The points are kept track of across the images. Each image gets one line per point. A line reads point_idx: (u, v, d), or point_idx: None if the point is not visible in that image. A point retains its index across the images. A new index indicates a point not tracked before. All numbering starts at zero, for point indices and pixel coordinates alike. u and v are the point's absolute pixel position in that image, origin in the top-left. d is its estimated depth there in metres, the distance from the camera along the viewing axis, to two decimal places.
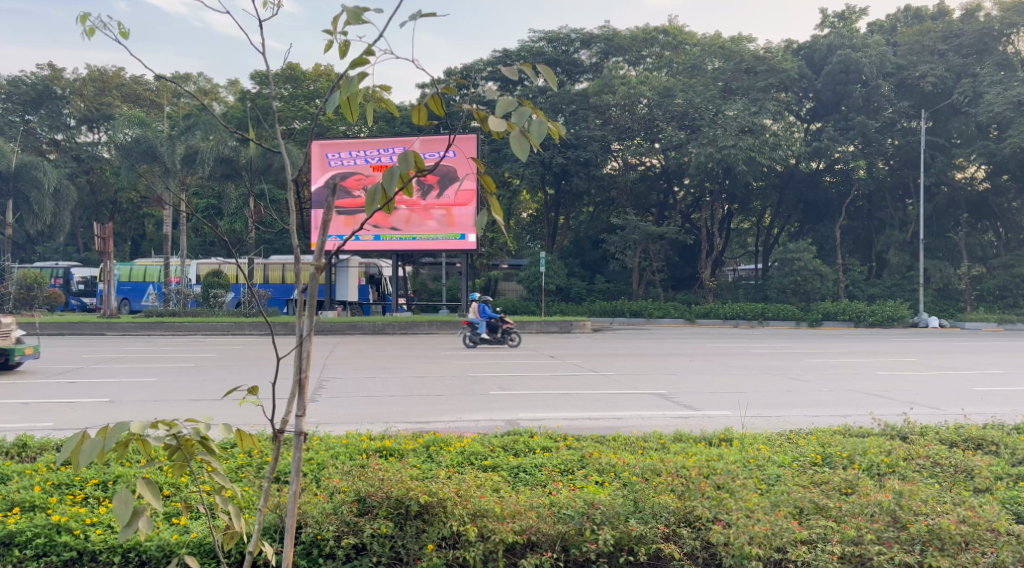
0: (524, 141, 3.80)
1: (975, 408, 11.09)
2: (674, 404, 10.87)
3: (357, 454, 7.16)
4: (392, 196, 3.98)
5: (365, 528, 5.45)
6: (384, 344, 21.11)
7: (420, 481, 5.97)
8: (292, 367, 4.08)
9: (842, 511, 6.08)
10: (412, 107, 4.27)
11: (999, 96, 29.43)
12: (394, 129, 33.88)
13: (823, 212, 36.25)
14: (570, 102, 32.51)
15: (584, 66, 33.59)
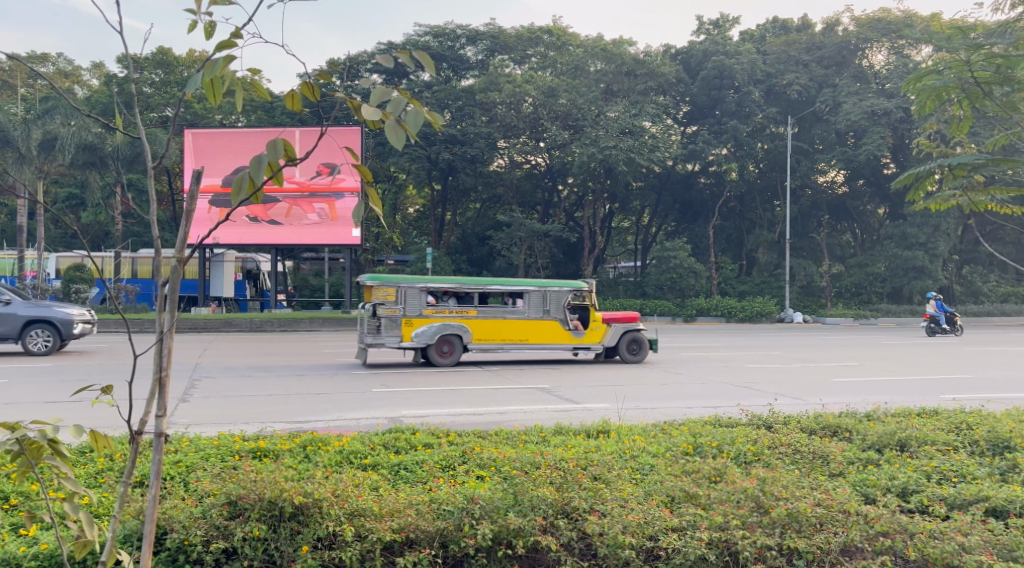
0: (398, 130, 3.67)
1: (833, 397, 11.85)
2: (557, 398, 11.19)
3: (229, 455, 7.13)
4: (260, 185, 3.59)
5: (237, 531, 5.44)
6: (261, 342, 20.72)
7: (295, 481, 6.01)
8: (151, 366, 3.85)
9: (710, 499, 6.44)
10: (284, 93, 3.99)
11: (855, 105, 31.28)
12: (273, 119, 33.22)
13: (697, 212, 37.58)
14: (457, 98, 32.67)
15: (470, 62, 33.89)
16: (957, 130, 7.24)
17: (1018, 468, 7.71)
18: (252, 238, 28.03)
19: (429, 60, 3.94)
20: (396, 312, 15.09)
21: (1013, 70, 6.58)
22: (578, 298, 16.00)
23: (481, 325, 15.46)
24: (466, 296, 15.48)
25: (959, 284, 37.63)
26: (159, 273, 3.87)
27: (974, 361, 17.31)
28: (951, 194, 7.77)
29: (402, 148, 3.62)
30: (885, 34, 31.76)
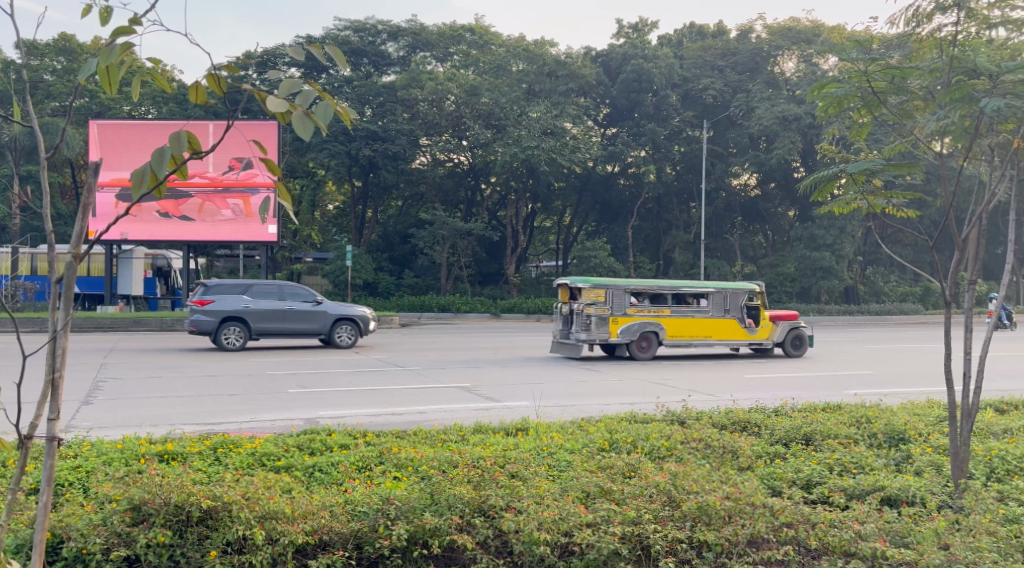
0: (307, 121, 3.69)
1: (743, 393, 12.23)
2: (477, 396, 11.27)
3: (133, 460, 7.01)
4: (163, 179, 3.52)
5: (140, 537, 5.34)
6: (171, 342, 20.24)
7: (203, 485, 5.94)
8: (43, 367, 3.79)
9: (624, 494, 6.61)
10: (189, 85, 3.91)
11: (767, 111, 32.23)
12: (185, 112, 32.44)
13: (617, 212, 38.12)
14: (378, 94, 32.42)
15: (391, 59, 33.66)
16: (856, 135, 7.62)
17: (914, 458, 8.13)
18: (164, 235, 27.38)
19: (339, 53, 3.93)
20: (606, 313, 16.58)
21: (906, 81, 6.94)
22: (754, 300, 17.58)
23: (673, 322, 16.97)
24: (662, 297, 17.00)
25: (864, 285, 39.17)
26: (53, 269, 3.78)
27: (875, 358, 18.09)
28: (852, 197, 8.17)
29: (310, 141, 3.63)
30: (796, 42, 33.25)
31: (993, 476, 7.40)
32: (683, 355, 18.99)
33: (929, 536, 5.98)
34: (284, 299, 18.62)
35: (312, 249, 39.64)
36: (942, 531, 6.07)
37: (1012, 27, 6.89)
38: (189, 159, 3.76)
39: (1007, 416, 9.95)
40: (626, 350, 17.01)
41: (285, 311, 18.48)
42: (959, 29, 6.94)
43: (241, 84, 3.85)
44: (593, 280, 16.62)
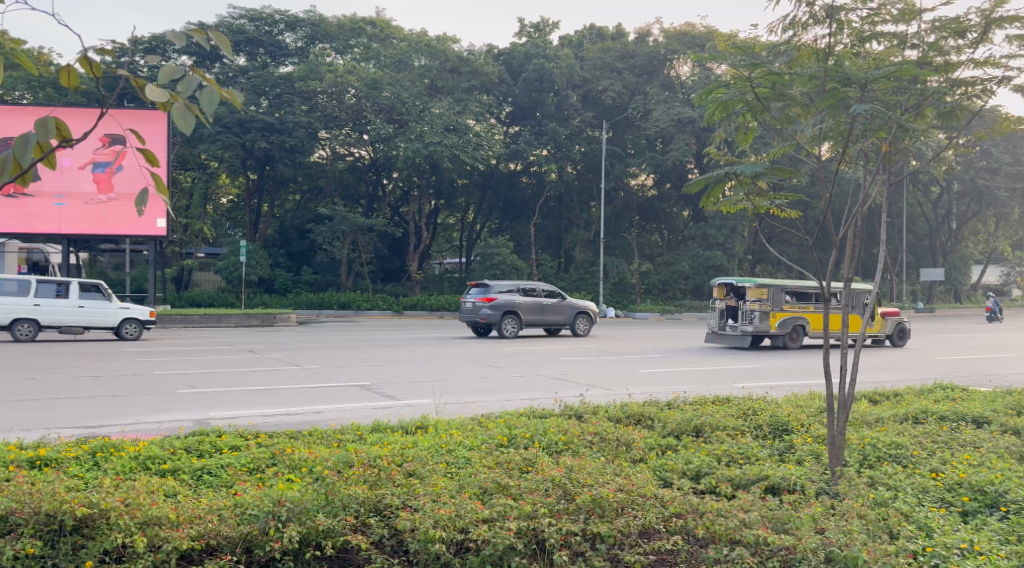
0: (189, 112, 3.64)
1: (639, 388, 12.54)
2: (376, 395, 11.22)
3: (3, 466, 6.74)
4: (28, 168, 3.42)
5: (7, 549, 5.15)
6: (48, 341, 19.35)
7: (78, 493, 5.78)
8: None
9: (520, 489, 6.70)
10: (58, 69, 3.76)
11: (663, 113, 33.14)
12: (66, 99, 31.02)
13: (519, 210, 38.36)
14: (274, 85, 31.44)
15: (289, 49, 32.90)
16: (742, 139, 7.96)
17: (795, 448, 8.52)
18: (42, 227, 26.13)
19: (225, 39, 3.86)
20: (770, 309, 19.29)
21: (786, 88, 7.28)
22: (872, 299, 20.59)
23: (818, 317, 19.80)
24: (806, 296, 19.82)
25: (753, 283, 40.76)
26: None
27: (758, 351, 18.78)
28: (739, 198, 8.46)
29: (192, 132, 3.58)
30: (691, 46, 34.26)
31: (867, 463, 7.81)
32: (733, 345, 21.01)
33: (807, 522, 6.23)
34: (537, 300, 21.69)
35: (204, 245, 38.63)
36: (818, 516, 6.34)
37: (883, 40, 7.32)
38: (57, 147, 3.62)
39: (879, 406, 10.53)
40: (778, 340, 19.79)
41: (540, 306, 21.54)
42: (835, 40, 7.34)
43: (119, 69, 3.75)
44: (756, 281, 19.29)
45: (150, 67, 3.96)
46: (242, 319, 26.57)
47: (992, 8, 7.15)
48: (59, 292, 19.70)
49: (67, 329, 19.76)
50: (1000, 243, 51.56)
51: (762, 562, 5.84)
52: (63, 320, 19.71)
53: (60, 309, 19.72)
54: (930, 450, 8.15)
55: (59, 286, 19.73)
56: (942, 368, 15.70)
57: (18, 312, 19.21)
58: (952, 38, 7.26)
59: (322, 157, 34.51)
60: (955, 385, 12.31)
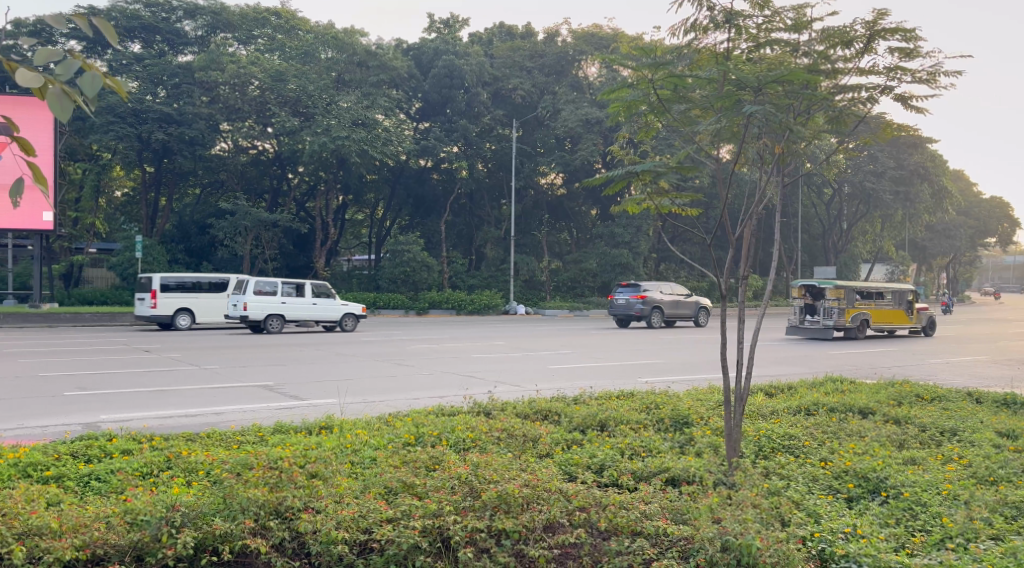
0: (65, 100, 3.50)
1: (546, 383, 12.65)
2: (279, 395, 11.03)
3: None
4: None
5: None
6: None
7: None
8: None
9: (426, 487, 6.64)
10: None
11: (571, 113, 33.58)
12: None
13: (429, 207, 38.23)
14: (172, 74, 30.53)
15: (188, 38, 31.97)
16: (643, 137, 8.09)
17: (695, 441, 8.73)
18: None
19: (108, 24, 3.71)
20: (847, 307, 22.46)
21: (687, 90, 7.45)
22: (914, 296, 23.97)
23: (879, 313, 23.02)
24: (869, 294, 22.98)
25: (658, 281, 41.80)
26: None
27: (663, 347, 19.30)
28: (641, 198, 8.58)
29: (69, 119, 3.44)
30: (599, 47, 34.79)
31: (762, 454, 8.04)
32: (638, 340, 21.46)
33: (705, 512, 6.36)
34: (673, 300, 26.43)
35: (98, 240, 37.25)
36: (716, 506, 6.49)
37: (776, 47, 7.55)
38: None
39: (774, 398, 10.86)
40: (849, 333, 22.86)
41: (677, 303, 26.32)
42: (732, 45, 7.52)
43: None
44: (834, 284, 22.33)
45: (21, 54, 3.77)
46: (137, 318, 25.80)
47: (876, 19, 7.44)
48: (296, 291, 22.90)
49: (303, 322, 22.99)
50: (886, 242, 54.13)
51: (662, 554, 5.92)
52: (305, 314, 23.00)
53: (298, 305, 22.91)
54: (821, 440, 8.45)
55: (296, 286, 22.95)
56: (831, 361, 16.34)
57: (269, 308, 22.37)
58: (839, 47, 7.54)
59: (224, 150, 33.79)
60: (844, 378, 12.78)
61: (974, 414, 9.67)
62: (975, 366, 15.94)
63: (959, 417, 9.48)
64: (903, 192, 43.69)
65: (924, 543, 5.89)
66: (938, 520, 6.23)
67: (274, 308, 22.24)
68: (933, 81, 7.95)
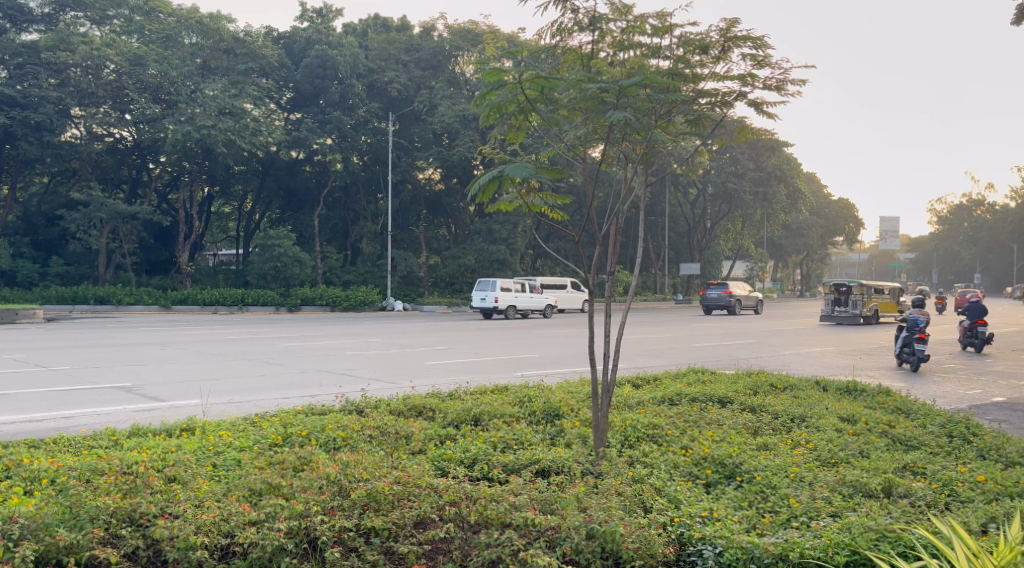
0: None
1: (421, 380, 12.59)
2: (138, 397, 10.59)
3: None
4: None
5: None
6: None
7: None
8: None
9: (292, 488, 6.43)
10: None
11: (448, 109, 33.73)
12: None
13: (302, 200, 37.50)
14: (16, 54, 28.96)
15: (33, 15, 30.43)
16: (515, 136, 8.18)
17: (565, 433, 8.87)
18: None
19: None
20: (867, 299, 28.04)
21: (554, 91, 7.53)
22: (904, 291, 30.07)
23: (887, 304, 29.03)
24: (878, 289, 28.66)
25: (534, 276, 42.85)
26: None
27: (537, 341, 19.66)
28: (512, 196, 8.60)
29: None
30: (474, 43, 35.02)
31: (628, 443, 8.23)
32: (512, 334, 21.79)
33: (572, 501, 6.42)
34: (744, 298, 36.14)
35: None
36: (582, 495, 6.57)
37: (637, 50, 7.72)
38: None
39: (641, 389, 11.15)
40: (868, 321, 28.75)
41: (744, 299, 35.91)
42: (595, 48, 7.72)
43: None
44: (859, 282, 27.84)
45: None
46: None
47: (729, 27, 7.71)
48: (522, 288, 30.10)
49: (525, 312, 30.40)
50: (748, 240, 56.76)
51: (529, 544, 5.91)
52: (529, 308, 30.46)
53: (523, 298, 30.17)
54: (682, 429, 8.72)
55: (520, 284, 30.10)
56: (693, 353, 16.93)
57: (509, 302, 29.43)
58: (696, 53, 7.80)
59: (75, 137, 31.70)
60: (707, 369, 13.24)
61: (822, 401, 10.18)
62: (824, 356, 16.87)
63: (809, 404, 9.95)
64: (762, 192, 45.73)
65: (773, 523, 6.15)
66: (786, 501, 6.53)
67: (514, 301, 29.32)
68: (780, 88, 8.31)
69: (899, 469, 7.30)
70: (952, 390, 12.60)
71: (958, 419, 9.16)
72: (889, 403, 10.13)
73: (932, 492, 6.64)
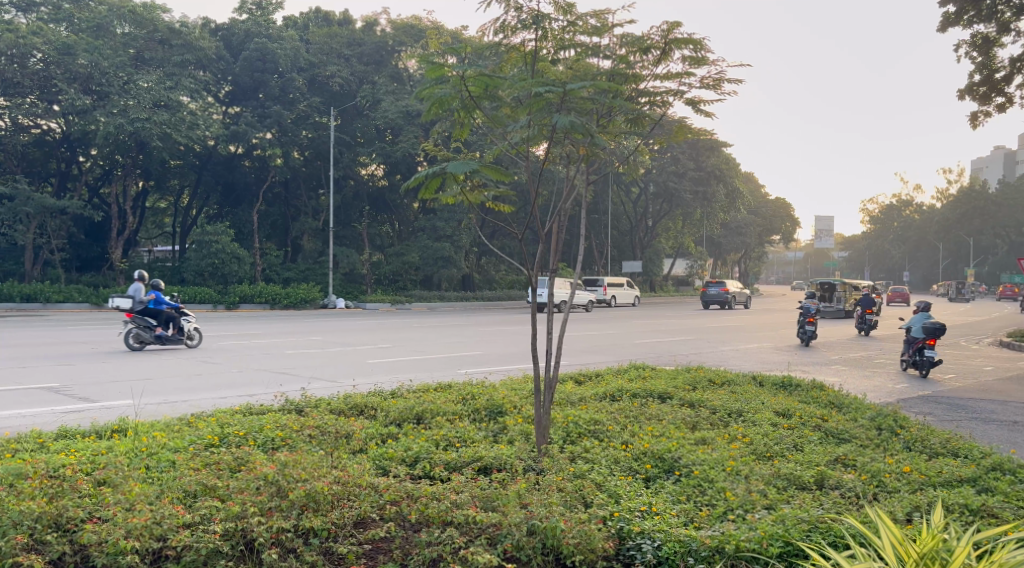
0: None
1: (363, 378, 12.50)
2: (68, 398, 10.31)
3: None
4: None
5: None
6: None
7: None
8: None
9: (228, 490, 6.31)
10: None
11: (391, 105, 33.64)
12: None
13: (240, 196, 36.88)
14: None
15: None
16: (458, 133, 8.14)
17: (507, 429, 8.87)
18: None
19: None
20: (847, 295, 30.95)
21: (498, 89, 7.55)
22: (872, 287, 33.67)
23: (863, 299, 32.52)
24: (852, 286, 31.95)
25: (480, 274, 43.12)
26: None
27: (479, 338, 19.68)
28: (455, 192, 8.54)
29: None
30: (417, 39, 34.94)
31: (569, 439, 8.26)
32: (455, 331, 21.77)
33: (513, 498, 6.41)
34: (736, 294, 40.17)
35: None
36: (523, 492, 6.57)
37: (578, 49, 7.75)
38: None
39: (583, 386, 11.21)
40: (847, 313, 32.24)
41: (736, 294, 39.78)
42: (539, 45, 7.72)
43: None
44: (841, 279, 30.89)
45: None
46: None
47: (669, 28, 7.78)
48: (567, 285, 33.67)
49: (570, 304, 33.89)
50: (688, 238, 57.52)
51: (470, 541, 5.90)
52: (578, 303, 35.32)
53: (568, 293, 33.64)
54: (623, 424, 8.78)
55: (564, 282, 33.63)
56: (635, 350, 17.09)
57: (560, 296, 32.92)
58: (638, 54, 7.85)
59: None
60: (646, 365, 13.39)
61: (757, 396, 10.36)
62: (760, 352, 17.15)
63: (744, 399, 10.13)
64: (701, 192, 46.30)
65: (710, 516, 6.23)
66: (723, 494, 6.62)
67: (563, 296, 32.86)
68: (717, 87, 8.41)
69: (831, 461, 7.46)
70: (881, 384, 12.99)
71: (886, 412, 9.40)
72: (821, 397, 10.36)
73: (861, 483, 6.79)
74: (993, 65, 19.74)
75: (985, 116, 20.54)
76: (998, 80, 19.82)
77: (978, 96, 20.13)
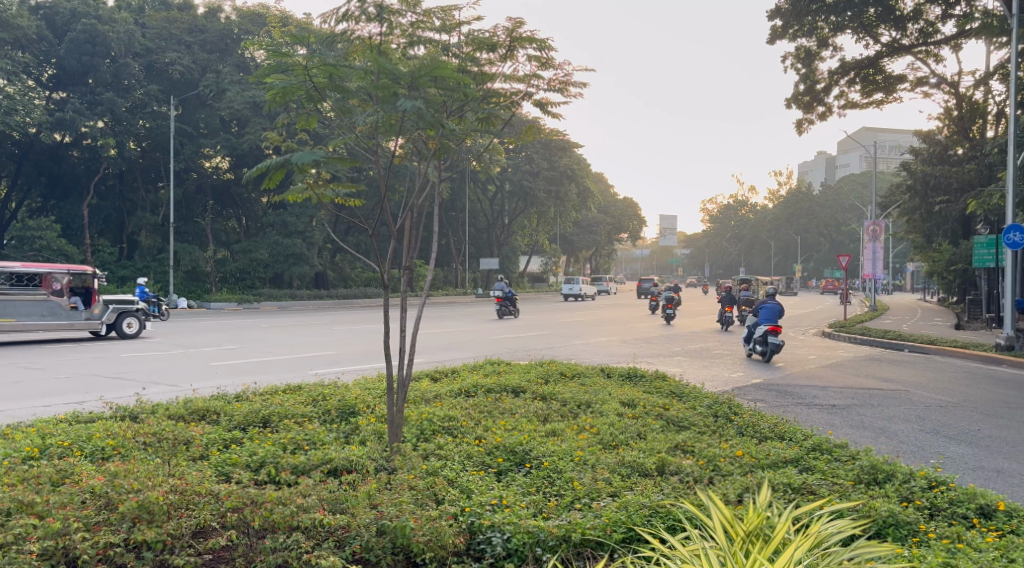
0: None
1: (203, 381, 12.02)
2: None
3: None
4: None
5: None
6: None
7: None
8: None
9: (48, 505, 5.85)
10: None
11: (237, 95, 33.02)
12: None
13: (68, 188, 34.63)
14: None
15: None
16: (304, 124, 7.92)
17: (360, 429, 8.73)
18: None
19: None
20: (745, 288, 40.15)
21: (342, 80, 7.42)
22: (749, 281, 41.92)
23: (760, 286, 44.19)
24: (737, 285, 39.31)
25: (333, 271, 42.54)
26: None
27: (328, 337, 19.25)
28: (301, 187, 8.28)
29: None
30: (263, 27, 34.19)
31: (423, 436, 8.19)
32: (306, 330, 21.35)
33: (362, 499, 6.28)
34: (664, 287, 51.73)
35: None
36: (373, 492, 6.45)
37: (427, 45, 7.68)
38: None
39: (438, 382, 11.19)
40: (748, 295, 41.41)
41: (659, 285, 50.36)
42: (386, 39, 7.56)
43: None
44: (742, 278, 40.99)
45: None
46: None
47: (514, 27, 7.81)
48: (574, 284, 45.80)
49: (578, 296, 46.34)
50: (542, 236, 58.64)
51: (317, 545, 5.73)
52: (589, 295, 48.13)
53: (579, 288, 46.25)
54: (477, 419, 8.80)
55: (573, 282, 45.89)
56: (485, 345, 17.18)
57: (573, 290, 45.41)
58: (483, 51, 7.83)
59: None
60: (498, 360, 13.47)
61: (605, 388, 10.56)
62: (606, 344, 17.65)
63: (594, 391, 10.29)
64: (555, 192, 47.11)
65: (557, 506, 6.30)
66: (570, 484, 6.72)
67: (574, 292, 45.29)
68: (564, 90, 8.54)
69: (672, 448, 7.69)
70: (715, 372, 13.60)
71: (723, 400, 9.79)
72: (664, 387, 10.68)
73: (699, 469, 7.04)
74: (816, 76, 20.95)
75: (808, 123, 21.86)
76: (819, 91, 21.13)
77: (803, 104, 21.42)
